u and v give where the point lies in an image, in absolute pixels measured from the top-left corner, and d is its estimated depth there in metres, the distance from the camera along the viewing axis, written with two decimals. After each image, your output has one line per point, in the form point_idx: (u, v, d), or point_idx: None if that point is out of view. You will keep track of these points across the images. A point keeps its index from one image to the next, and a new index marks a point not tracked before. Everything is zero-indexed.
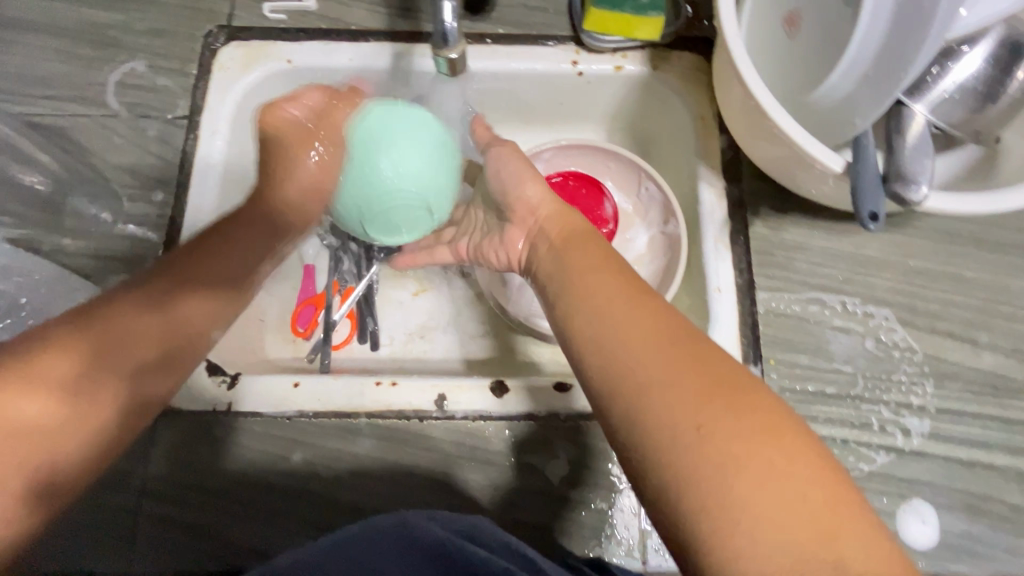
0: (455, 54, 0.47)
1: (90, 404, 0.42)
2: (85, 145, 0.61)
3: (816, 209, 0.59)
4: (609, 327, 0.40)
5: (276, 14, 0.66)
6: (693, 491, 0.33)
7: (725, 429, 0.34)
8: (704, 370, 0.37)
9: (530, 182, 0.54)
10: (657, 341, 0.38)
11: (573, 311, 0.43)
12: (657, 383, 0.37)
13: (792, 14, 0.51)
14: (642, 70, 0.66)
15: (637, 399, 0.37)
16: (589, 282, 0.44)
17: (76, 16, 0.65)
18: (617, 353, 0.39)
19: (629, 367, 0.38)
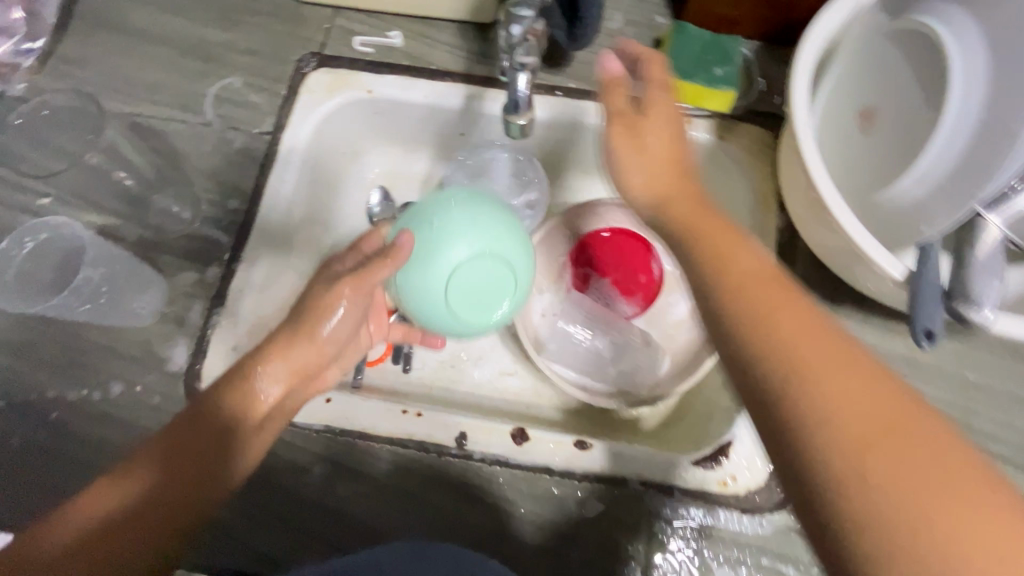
0: (522, 122, 0.48)
1: (153, 469, 0.41)
2: (178, 148, 0.67)
3: (871, 304, 0.57)
4: (804, 380, 0.34)
5: (365, 47, 0.70)
6: (847, 493, 0.31)
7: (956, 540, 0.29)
8: (874, 393, 0.33)
9: (642, 137, 0.50)
10: (873, 413, 0.32)
11: (755, 346, 0.37)
12: (867, 464, 0.31)
13: (867, 109, 0.50)
14: (709, 137, 0.64)
15: (832, 466, 0.31)
16: (779, 320, 0.37)
17: (191, 32, 0.71)
18: (818, 413, 0.33)
19: (824, 430, 0.32)
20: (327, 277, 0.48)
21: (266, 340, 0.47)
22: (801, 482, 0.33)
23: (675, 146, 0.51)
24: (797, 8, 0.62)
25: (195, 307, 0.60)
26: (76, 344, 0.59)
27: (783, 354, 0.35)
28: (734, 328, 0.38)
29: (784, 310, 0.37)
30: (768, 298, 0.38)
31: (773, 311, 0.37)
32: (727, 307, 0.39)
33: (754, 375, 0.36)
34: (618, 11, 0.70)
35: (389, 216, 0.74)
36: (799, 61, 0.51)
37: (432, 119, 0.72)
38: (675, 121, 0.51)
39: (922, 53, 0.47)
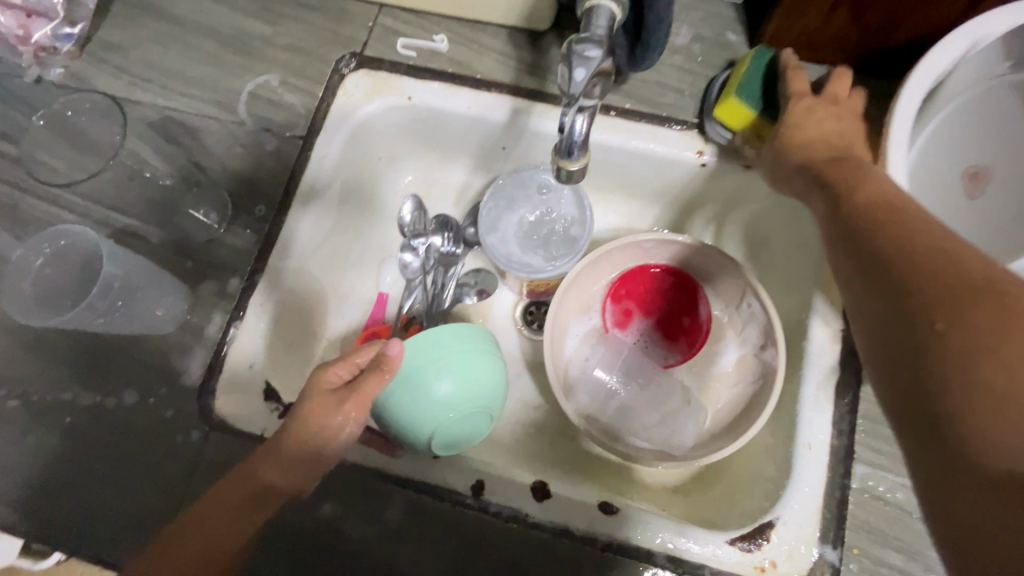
0: (575, 167, 0.44)
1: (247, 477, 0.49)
2: (209, 148, 0.64)
3: None
4: (947, 309, 0.32)
5: (408, 50, 0.66)
6: (950, 377, 0.31)
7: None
8: (1010, 306, 0.31)
9: (812, 122, 0.52)
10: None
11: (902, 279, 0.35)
12: (1003, 397, 0.29)
13: (976, 170, 0.48)
14: None
15: (963, 375, 0.31)
16: (930, 253, 0.35)
17: (231, 23, 0.68)
18: (956, 341, 0.31)
19: (966, 360, 0.31)
20: (320, 390, 0.49)
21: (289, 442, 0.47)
22: (929, 394, 0.32)
23: (841, 133, 0.52)
24: (895, 34, 0.55)
25: (215, 318, 0.58)
26: (94, 348, 0.57)
27: (927, 288, 0.34)
28: (881, 262, 0.37)
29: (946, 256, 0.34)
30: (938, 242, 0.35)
31: (926, 245, 0.35)
32: (874, 244, 0.38)
33: (889, 308, 0.35)
34: (687, 25, 0.63)
35: (421, 228, 0.71)
36: (902, 102, 0.44)
37: (474, 131, 0.67)
38: (848, 132, 0.53)
39: None
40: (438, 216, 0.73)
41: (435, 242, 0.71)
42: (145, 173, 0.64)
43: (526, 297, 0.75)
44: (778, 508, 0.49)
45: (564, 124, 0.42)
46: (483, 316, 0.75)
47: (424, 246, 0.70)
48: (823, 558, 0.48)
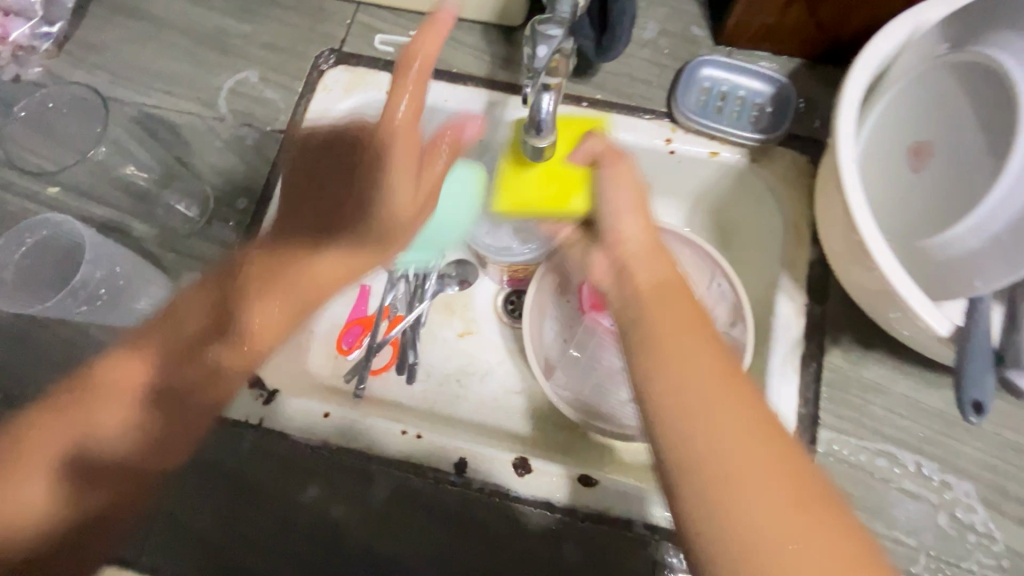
0: (544, 142, 0.47)
1: (206, 336, 0.56)
2: (189, 143, 0.65)
3: (907, 351, 0.53)
4: (696, 401, 0.40)
5: (386, 46, 0.68)
6: (720, 528, 0.37)
7: (797, 539, 0.36)
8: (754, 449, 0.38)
9: (633, 222, 0.53)
10: (750, 439, 0.38)
11: (660, 372, 0.42)
12: (763, 528, 0.36)
13: (918, 145, 0.46)
14: (740, 159, 0.62)
15: (726, 517, 0.37)
16: (682, 343, 0.43)
17: (209, 22, 0.69)
18: (697, 428, 0.39)
19: (705, 448, 0.38)
20: (294, 265, 0.59)
21: (258, 293, 0.57)
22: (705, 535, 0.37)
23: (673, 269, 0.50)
24: (847, 26, 0.58)
25: None
26: (74, 341, 0.57)
27: (677, 381, 0.41)
28: (664, 404, 0.41)
29: (699, 344, 0.43)
30: (687, 331, 0.44)
31: (675, 335, 0.43)
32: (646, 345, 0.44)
33: (650, 398, 0.42)
34: (653, 20, 0.66)
35: None
36: (847, 87, 0.47)
37: None
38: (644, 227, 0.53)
39: (985, 88, 0.43)
40: None
41: None
42: (125, 169, 0.64)
43: (507, 287, 0.77)
44: None
45: (534, 102, 0.45)
46: (464, 306, 0.77)
47: None
48: None
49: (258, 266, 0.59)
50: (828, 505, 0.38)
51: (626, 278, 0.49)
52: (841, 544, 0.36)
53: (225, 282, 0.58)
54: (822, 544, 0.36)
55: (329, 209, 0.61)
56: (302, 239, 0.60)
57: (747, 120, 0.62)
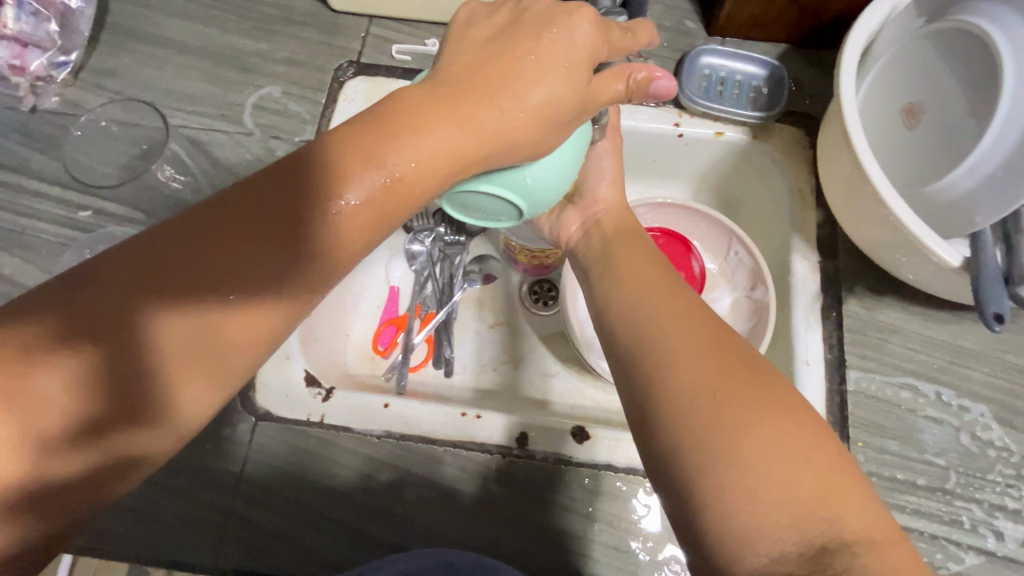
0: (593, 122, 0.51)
1: (83, 386, 0.34)
2: (221, 158, 0.67)
3: (913, 293, 0.59)
4: (641, 303, 0.44)
5: (403, 55, 0.71)
6: (681, 423, 0.36)
7: (764, 431, 0.35)
8: (718, 350, 0.39)
9: (608, 180, 0.55)
10: (686, 324, 0.41)
11: (614, 288, 0.46)
12: (728, 421, 0.35)
13: (912, 106, 0.52)
14: (743, 138, 0.68)
15: (694, 417, 0.36)
16: (631, 264, 0.48)
17: (226, 43, 0.72)
18: (642, 323, 0.42)
19: (646, 336, 0.41)
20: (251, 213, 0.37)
21: (180, 258, 0.36)
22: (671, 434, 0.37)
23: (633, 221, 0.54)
24: (826, 12, 0.65)
25: None
26: None
27: (624, 292, 0.45)
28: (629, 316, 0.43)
29: (647, 267, 0.47)
30: (638, 257, 0.48)
31: (626, 260, 0.48)
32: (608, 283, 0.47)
33: (603, 312, 0.46)
34: (651, 17, 0.71)
35: (424, 223, 0.75)
36: (847, 57, 0.52)
37: None
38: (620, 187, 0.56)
39: (965, 49, 0.49)
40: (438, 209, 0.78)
41: (440, 233, 0.75)
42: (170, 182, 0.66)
43: (529, 276, 0.79)
44: None
45: None
46: (490, 299, 0.79)
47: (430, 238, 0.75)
48: None
49: (153, 298, 0.35)
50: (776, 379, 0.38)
51: (591, 225, 0.54)
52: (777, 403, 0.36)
53: (112, 324, 0.35)
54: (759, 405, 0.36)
55: (268, 212, 0.37)
56: (189, 242, 0.36)
57: (747, 101, 0.67)
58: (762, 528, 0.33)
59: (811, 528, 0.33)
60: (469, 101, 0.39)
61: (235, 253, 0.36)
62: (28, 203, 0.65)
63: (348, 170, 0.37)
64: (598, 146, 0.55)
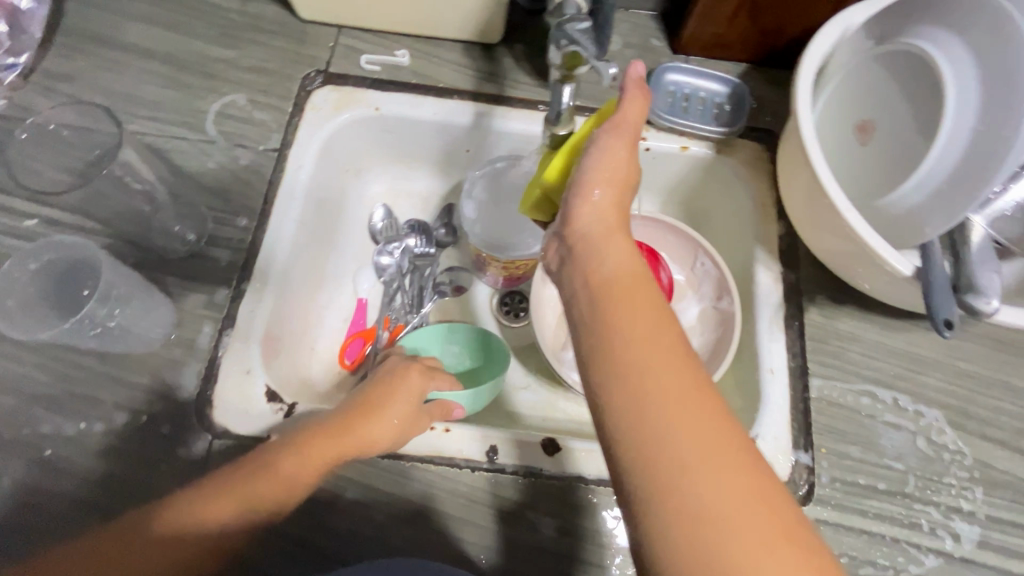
0: (564, 130, 0.54)
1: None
2: (180, 166, 0.64)
3: (870, 303, 0.61)
4: (684, 479, 0.34)
5: (373, 65, 0.71)
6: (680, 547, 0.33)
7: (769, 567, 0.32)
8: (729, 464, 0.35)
9: (604, 194, 0.45)
10: (696, 426, 0.35)
11: (650, 438, 0.35)
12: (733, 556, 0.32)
13: (865, 122, 0.54)
14: (707, 153, 0.70)
15: (696, 545, 0.33)
16: (671, 397, 0.36)
17: (188, 49, 0.70)
18: (690, 512, 0.33)
19: (697, 537, 0.33)
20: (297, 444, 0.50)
21: (230, 478, 0.47)
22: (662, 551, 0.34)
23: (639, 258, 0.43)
24: (783, 33, 0.68)
25: (205, 330, 0.57)
26: (73, 374, 0.55)
27: (664, 450, 0.35)
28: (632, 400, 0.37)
29: (694, 400, 0.36)
30: (681, 381, 0.37)
31: (663, 381, 0.37)
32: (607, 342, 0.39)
33: (628, 467, 0.36)
34: (617, 34, 0.73)
35: (394, 234, 0.79)
36: (800, 75, 0.55)
37: (439, 135, 0.74)
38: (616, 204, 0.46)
39: (913, 70, 0.51)
40: (408, 221, 0.80)
41: (410, 244, 0.78)
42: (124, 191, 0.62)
43: (501, 288, 0.79)
44: (757, 427, 0.56)
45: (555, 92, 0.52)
46: (462, 311, 0.79)
47: (400, 249, 0.78)
48: (799, 462, 0.55)
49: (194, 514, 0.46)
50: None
51: (599, 285, 0.41)
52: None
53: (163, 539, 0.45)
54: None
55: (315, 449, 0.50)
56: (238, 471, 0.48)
57: (710, 116, 0.69)
58: None
59: None
60: (344, 430, 0.51)
61: (261, 486, 0.47)
62: None
63: (302, 446, 0.49)
64: (607, 155, 0.45)
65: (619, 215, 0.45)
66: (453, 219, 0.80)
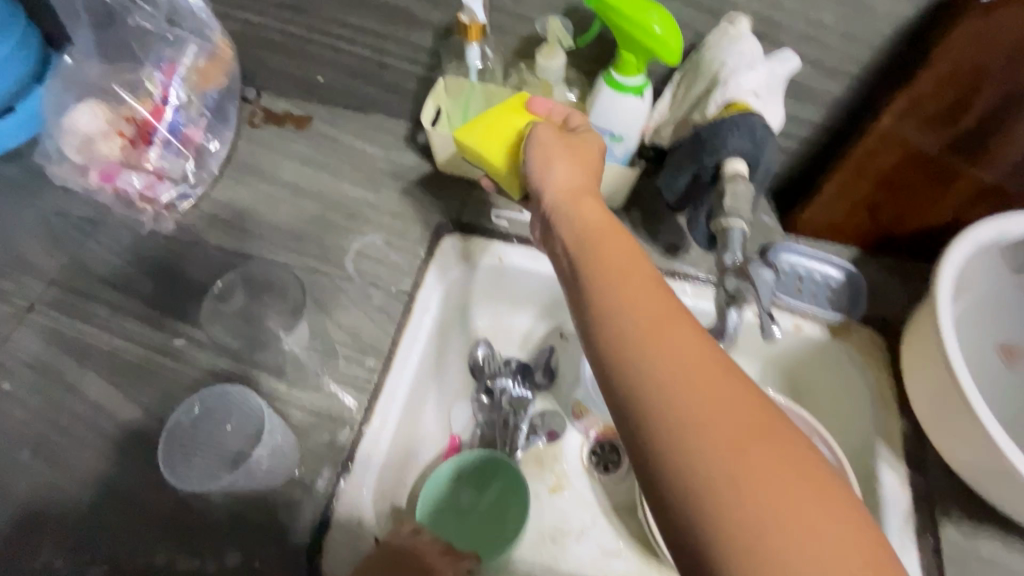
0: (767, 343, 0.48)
1: None
2: (318, 300, 0.69)
3: (1011, 525, 0.58)
4: (683, 414, 0.34)
5: (500, 219, 0.76)
6: (704, 514, 0.32)
7: (799, 517, 0.31)
8: (743, 416, 0.34)
9: (562, 165, 0.53)
10: (702, 386, 0.35)
11: (649, 381, 0.36)
12: (759, 521, 0.31)
13: (1011, 346, 0.60)
14: (822, 334, 0.70)
15: (720, 509, 0.32)
16: (664, 343, 0.37)
17: (337, 190, 0.78)
18: (703, 470, 0.33)
19: (699, 464, 0.33)
20: None
21: None
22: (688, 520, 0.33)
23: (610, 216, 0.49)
24: (901, 228, 0.70)
25: (322, 475, 0.58)
26: (198, 505, 0.57)
27: (668, 405, 0.35)
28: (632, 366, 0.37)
29: (686, 334, 0.38)
30: (669, 321, 0.39)
31: (659, 341, 0.38)
32: (611, 315, 0.40)
33: (633, 419, 0.36)
34: None
35: (495, 370, 0.79)
36: (941, 297, 0.55)
37: (551, 288, 0.77)
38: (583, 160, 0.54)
39: None
40: (507, 358, 0.81)
41: (507, 385, 0.78)
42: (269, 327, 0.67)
43: (592, 437, 0.78)
44: None
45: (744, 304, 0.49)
46: (554, 460, 0.77)
47: (498, 389, 0.78)
48: None
49: None
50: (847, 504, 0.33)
51: (580, 249, 0.47)
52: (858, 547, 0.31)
53: None
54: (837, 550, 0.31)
55: None
56: None
57: (825, 299, 0.70)
58: None
59: None
60: None
61: None
62: (126, 324, 0.67)
63: None
64: (540, 158, 0.55)
65: (585, 172, 0.53)
66: (552, 360, 0.81)
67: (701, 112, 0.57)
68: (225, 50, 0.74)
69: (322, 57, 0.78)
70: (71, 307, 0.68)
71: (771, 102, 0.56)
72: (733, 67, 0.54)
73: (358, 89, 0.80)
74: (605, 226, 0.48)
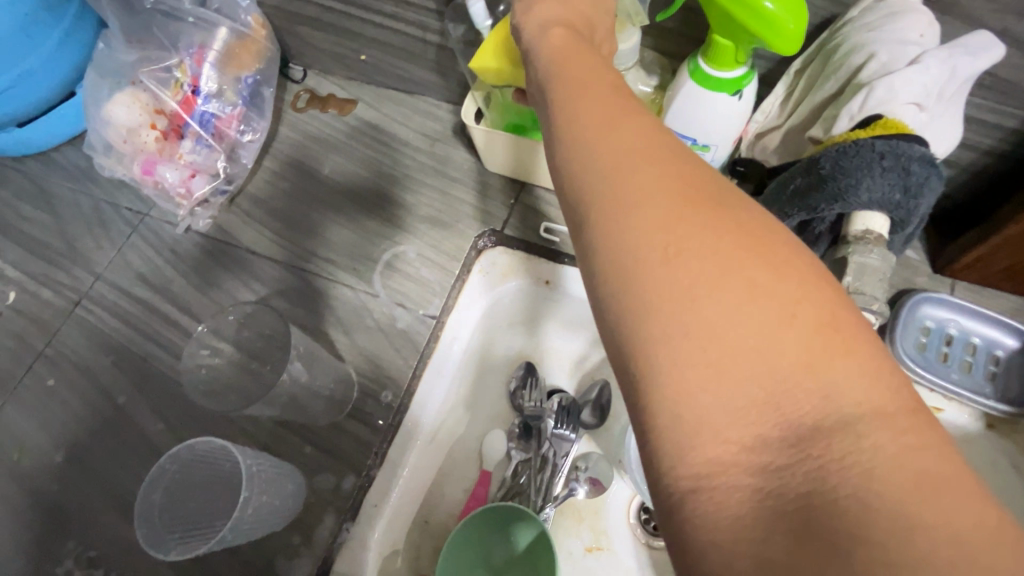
0: None
1: None
2: (342, 318, 0.64)
3: None
4: (620, 201, 0.25)
5: (551, 234, 0.64)
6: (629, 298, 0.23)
7: (745, 296, 0.22)
8: (687, 185, 0.25)
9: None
10: (645, 156, 0.26)
11: (579, 176, 0.27)
12: (693, 298, 0.23)
13: None
14: (971, 423, 0.51)
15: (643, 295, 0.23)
16: (613, 125, 0.27)
17: (374, 188, 0.70)
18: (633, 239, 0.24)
19: (625, 252, 0.24)
20: None
21: None
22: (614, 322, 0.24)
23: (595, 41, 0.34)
24: None
25: (325, 524, 0.56)
26: None
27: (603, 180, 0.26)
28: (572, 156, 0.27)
29: (622, 112, 0.28)
30: (607, 102, 0.28)
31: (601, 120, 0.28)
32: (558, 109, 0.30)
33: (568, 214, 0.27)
34: None
35: (536, 407, 0.63)
36: None
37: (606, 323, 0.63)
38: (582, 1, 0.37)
39: None
40: (554, 393, 0.65)
41: (547, 424, 0.63)
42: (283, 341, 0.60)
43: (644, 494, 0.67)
44: None
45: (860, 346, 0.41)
46: (594, 514, 0.67)
47: (538, 430, 0.63)
48: None
49: None
50: (826, 291, 0.23)
51: (554, 66, 0.32)
52: (834, 342, 0.22)
53: None
54: (806, 348, 0.22)
55: None
56: None
57: (983, 378, 0.51)
58: (724, 424, 0.21)
59: (807, 417, 0.21)
60: None
61: None
62: (158, 329, 0.66)
63: None
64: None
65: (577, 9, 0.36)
66: (603, 398, 0.64)
67: (826, 124, 0.41)
68: (259, 30, 0.68)
69: (364, 34, 0.67)
70: (110, 306, 0.68)
71: (936, 116, 0.40)
72: (888, 63, 0.38)
73: (403, 70, 0.70)
74: (575, 36, 0.33)
